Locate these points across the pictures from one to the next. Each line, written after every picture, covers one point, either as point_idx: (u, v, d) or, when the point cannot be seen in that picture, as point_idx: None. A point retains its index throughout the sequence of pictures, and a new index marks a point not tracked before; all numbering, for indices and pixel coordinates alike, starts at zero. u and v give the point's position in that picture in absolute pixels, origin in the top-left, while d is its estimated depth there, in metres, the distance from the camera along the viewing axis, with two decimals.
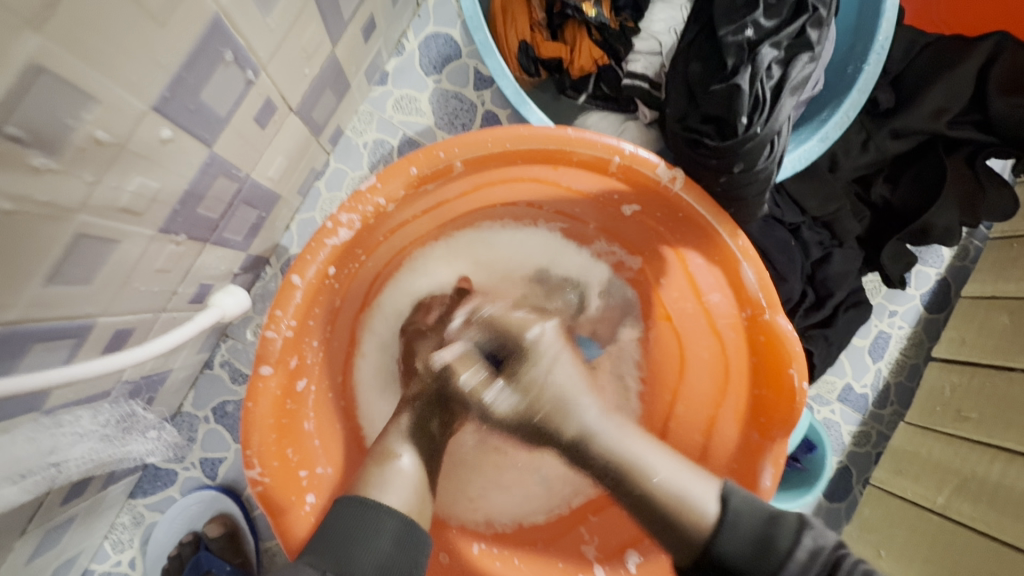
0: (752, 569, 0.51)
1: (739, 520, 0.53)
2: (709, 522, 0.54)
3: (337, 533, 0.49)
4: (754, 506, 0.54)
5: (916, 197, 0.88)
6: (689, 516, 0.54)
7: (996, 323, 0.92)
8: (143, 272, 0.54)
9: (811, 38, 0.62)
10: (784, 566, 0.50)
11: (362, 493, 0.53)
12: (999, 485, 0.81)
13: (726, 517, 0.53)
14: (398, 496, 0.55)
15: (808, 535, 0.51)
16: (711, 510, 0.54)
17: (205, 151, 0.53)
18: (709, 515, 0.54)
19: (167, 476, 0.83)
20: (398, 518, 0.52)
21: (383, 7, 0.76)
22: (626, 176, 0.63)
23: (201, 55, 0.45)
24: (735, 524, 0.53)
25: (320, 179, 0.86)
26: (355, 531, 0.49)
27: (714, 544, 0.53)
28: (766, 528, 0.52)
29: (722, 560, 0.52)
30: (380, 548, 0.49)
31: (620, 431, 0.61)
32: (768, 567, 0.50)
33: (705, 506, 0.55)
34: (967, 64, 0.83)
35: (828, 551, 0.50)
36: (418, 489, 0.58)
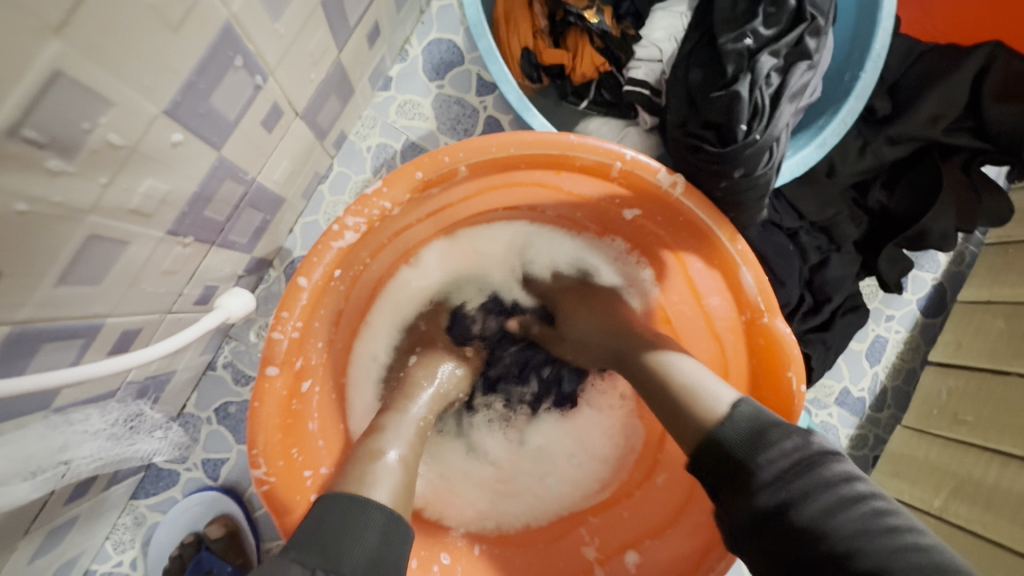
0: (745, 451, 0.51)
1: (739, 418, 0.53)
2: (713, 413, 0.54)
3: (325, 533, 0.47)
4: (759, 411, 0.53)
5: (912, 202, 0.90)
6: (700, 400, 0.56)
7: (991, 328, 0.93)
8: (150, 273, 0.55)
9: (810, 46, 0.63)
10: (771, 456, 0.49)
11: (348, 489, 0.52)
12: (995, 488, 0.81)
13: (730, 406, 0.54)
14: (383, 487, 0.53)
15: (805, 434, 0.50)
16: (718, 403, 0.55)
17: (213, 155, 0.53)
18: (714, 407, 0.54)
19: (170, 476, 0.83)
20: (386, 511, 0.50)
21: (388, 13, 0.77)
22: (628, 181, 0.64)
23: (212, 60, 0.45)
24: (736, 416, 0.53)
25: (324, 183, 0.87)
26: (342, 529, 0.48)
27: (715, 427, 0.53)
28: (763, 426, 0.51)
29: (719, 442, 0.52)
30: (367, 542, 0.48)
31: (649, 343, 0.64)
32: (758, 450, 0.50)
33: (717, 401, 0.55)
34: (962, 73, 0.85)
35: (816, 451, 0.49)
36: (408, 484, 0.56)
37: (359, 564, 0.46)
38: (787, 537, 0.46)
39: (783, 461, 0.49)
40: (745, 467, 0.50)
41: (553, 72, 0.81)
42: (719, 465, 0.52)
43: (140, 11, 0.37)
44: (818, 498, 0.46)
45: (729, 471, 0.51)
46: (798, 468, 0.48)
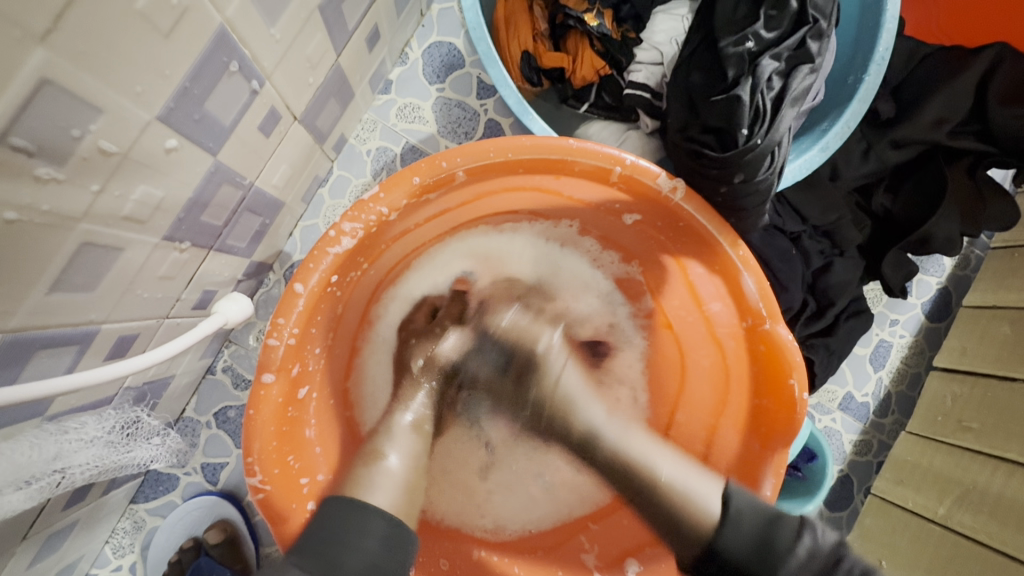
0: (751, 566, 0.55)
1: (741, 520, 0.57)
2: (712, 518, 0.58)
3: (329, 537, 0.52)
4: (757, 507, 0.58)
5: (916, 206, 0.89)
6: (695, 512, 0.59)
7: (997, 333, 0.92)
8: (146, 279, 0.55)
9: (811, 50, 0.62)
10: (784, 562, 0.54)
11: (350, 492, 0.57)
12: (1000, 496, 0.80)
13: (728, 513, 0.57)
14: (383, 493, 0.59)
15: (807, 533, 0.55)
16: (713, 508, 0.58)
17: (209, 160, 0.53)
18: (711, 514, 0.58)
19: (168, 481, 0.83)
20: (386, 518, 0.56)
21: (388, 16, 0.77)
22: (627, 186, 0.63)
23: (207, 65, 0.45)
24: (737, 522, 0.57)
25: (324, 187, 0.86)
26: (347, 532, 0.53)
27: (716, 541, 0.57)
28: (767, 526, 0.56)
29: (723, 557, 0.56)
30: (368, 547, 0.53)
31: (624, 431, 0.69)
32: (767, 564, 0.55)
33: (708, 503, 0.59)
34: (967, 75, 0.84)
35: (827, 550, 0.54)
36: (405, 489, 0.62)
37: (359, 568, 0.51)
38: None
39: (802, 569, 0.54)
40: None
41: (553, 75, 0.80)
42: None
43: (128, 16, 0.37)
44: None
45: None
46: (813, 573, 0.54)
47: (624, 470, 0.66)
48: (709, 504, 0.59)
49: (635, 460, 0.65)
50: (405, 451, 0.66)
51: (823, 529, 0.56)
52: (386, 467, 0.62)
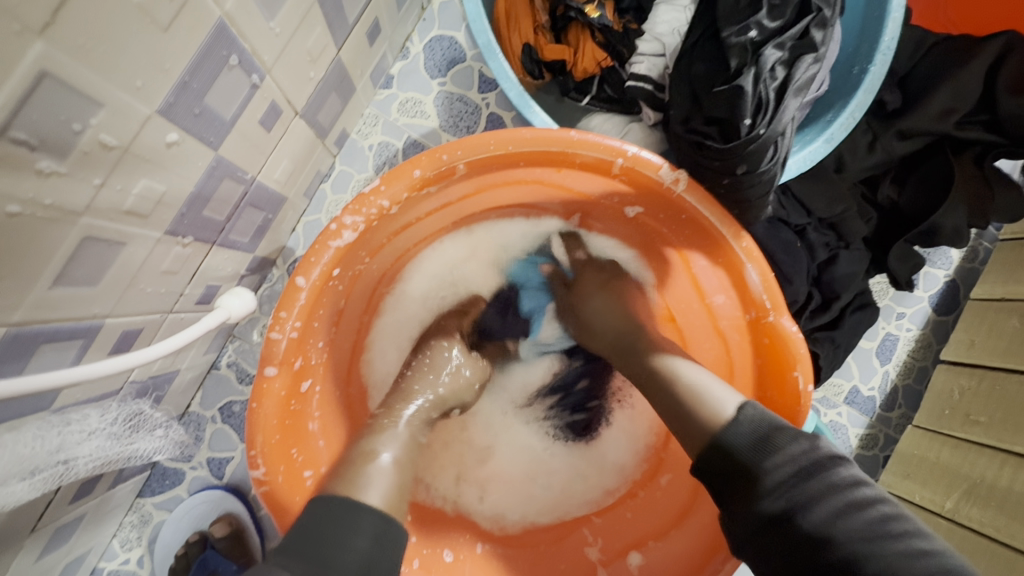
0: (750, 457, 0.53)
1: (746, 420, 0.55)
2: (722, 417, 0.56)
3: (313, 533, 0.47)
4: (767, 416, 0.55)
5: (923, 198, 0.88)
6: (707, 405, 0.58)
7: (1006, 326, 0.91)
8: (149, 274, 0.55)
9: (816, 39, 0.61)
10: (775, 459, 0.52)
11: (338, 493, 0.51)
12: (1010, 491, 0.80)
13: (735, 413, 0.56)
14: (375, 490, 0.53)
15: (807, 438, 0.52)
16: (726, 407, 0.57)
17: (210, 154, 0.53)
18: (723, 410, 0.57)
19: (175, 475, 0.84)
20: (376, 515, 0.51)
21: (389, 10, 0.76)
22: (629, 177, 0.63)
23: (206, 59, 0.45)
24: (742, 420, 0.55)
25: (326, 182, 0.87)
26: (331, 535, 0.47)
27: (722, 431, 0.55)
28: (769, 430, 0.54)
29: (726, 447, 0.55)
30: (358, 547, 0.48)
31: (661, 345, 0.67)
32: (764, 458, 0.52)
33: (722, 405, 0.57)
34: (975, 63, 0.82)
35: (822, 454, 0.51)
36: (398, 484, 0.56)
37: (352, 568, 0.46)
38: (793, 544, 0.48)
39: (792, 464, 0.51)
40: (751, 472, 0.52)
41: (554, 68, 0.79)
42: (728, 475, 0.54)
43: (127, 9, 0.37)
44: (809, 494, 0.49)
45: (736, 480, 0.53)
46: (805, 467, 0.50)
47: (657, 389, 0.63)
48: (720, 407, 0.57)
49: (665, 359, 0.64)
50: (399, 449, 0.59)
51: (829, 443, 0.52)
52: (379, 463, 0.56)
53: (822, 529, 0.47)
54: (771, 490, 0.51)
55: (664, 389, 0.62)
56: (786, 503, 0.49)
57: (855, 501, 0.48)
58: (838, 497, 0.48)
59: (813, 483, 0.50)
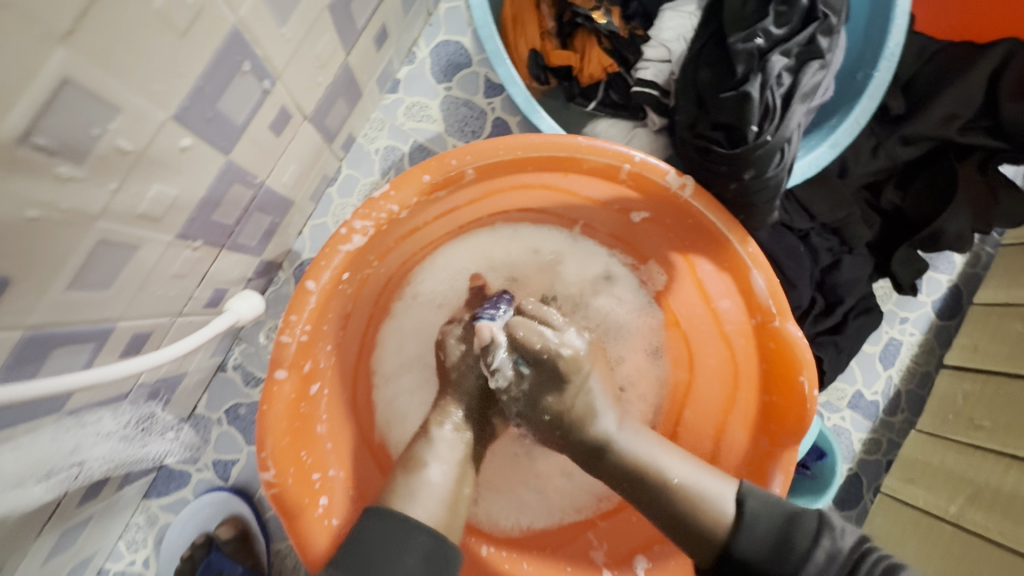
0: (775, 569, 0.52)
1: (756, 522, 0.54)
2: (726, 524, 0.55)
3: (373, 551, 0.51)
4: (772, 507, 0.55)
5: (927, 203, 0.88)
6: (709, 516, 0.56)
7: (1009, 331, 0.91)
8: (160, 277, 0.55)
9: (821, 46, 0.62)
10: (805, 566, 0.51)
11: (393, 506, 0.55)
12: (1014, 495, 0.79)
13: (744, 519, 0.55)
14: (423, 507, 0.56)
15: (827, 535, 0.52)
16: (728, 510, 0.56)
17: (222, 159, 0.54)
18: (727, 516, 0.56)
19: (181, 477, 0.84)
20: (426, 531, 0.53)
21: (396, 15, 0.77)
22: (636, 183, 0.63)
23: (220, 65, 0.46)
24: (753, 526, 0.54)
25: (333, 186, 0.87)
26: (381, 548, 0.51)
27: (734, 544, 0.54)
28: (785, 529, 0.53)
29: (744, 562, 0.54)
30: (407, 563, 0.51)
31: (637, 439, 0.64)
32: (789, 567, 0.52)
33: (722, 505, 0.57)
34: (978, 70, 0.83)
35: (847, 552, 0.51)
36: (447, 503, 0.58)
37: None
38: None
39: (825, 569, 0.51)
40: None
41: (561, 73, 0.80)
42: None
43: (146, 16, 0.37)
44: None
45: None
46: (845, 569, 0.50)
47: (645, 494, 0.61)
48: (723, 511, 0.56)
49: (651, 468, 0.61)
50: (447, 466, 0.62)
51: (842, 528, 0.53)
52: (427, 479, 0.59)
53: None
54: None
55: (653, 495, 0.60)
56: None
57: None
58: None
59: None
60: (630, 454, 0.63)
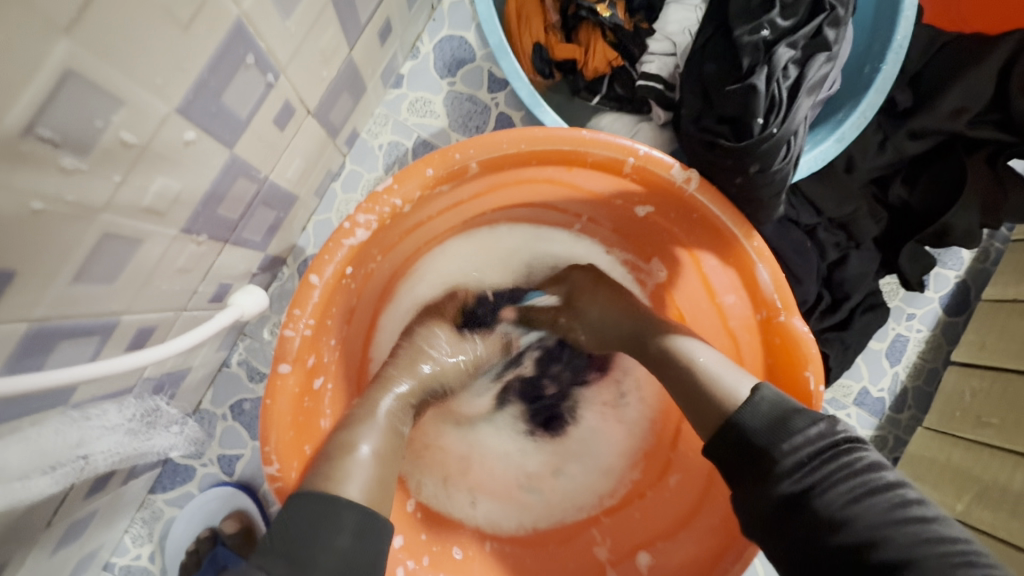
0: (767, 439, 0.52)
1: (762, 401, 0.54)
2: (734, 402, 0.56)
3: (298, 524, 0.47)
4: (783, 399, 0.54)
5: (936, 198, 0.87)
6: (722, 396, 0.57)
7: (1018, 328, 0.90)
8: (164, 271, 0.55)
9: (828, 37, 0.61)
10: (792, 441, 0.51)
11: (322, 488, 0.50)
12: (1022, 493, 0.79)
13: (753, 395, 0.54)
14: (358, 485, 0.52)
15: (823, 420, 0.52)
16: (740, 394, 0.56)
17: (226, 153, 0.54)
18: (737, 396, 0.56)
19: (186, 471, 0.84)
20: (358, 509, 0.49)
21: (400, 9, 0.77)
22: (641, 177, 0.63)
23: (223, 58, 0.46)
24: (759, 401, 0.54)
25: (336, 182, 0.87)
26: (315, 528, 0.47)
27: (736, 414, 0.54)
28: (788, 413, 0.53)
29: (739, 427, 0.54)
30: (339, 544, 0.47)
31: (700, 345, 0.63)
32: (780, 437, 0.52)
33: (736, 391, 0.57)
34: (988, 63, 0.82)
35: (838, 436, 0.51)
36: (378, 472, 0.54)
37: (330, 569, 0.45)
38: (806, 530, 0.48)
39: (807, 449, 0.51)
40: (766, 453, 0.52)
41: (565, 67, 0.79)
42: (740, 452, 0.53)
43: (149, 8, 0.37)
44: (827, 477, 0.49)
45: (749, 462, 0.53)
46: (819, 453, 0.50)
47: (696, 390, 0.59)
48: (736, 391, 0.57)
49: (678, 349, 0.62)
50: (380, 441, 0.57)
51: (845, 426, 0.52)
52: (359, 455, 0.54)
53: (837, 512, 0.47)
54: (787, 473, 0.50)
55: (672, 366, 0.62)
56: (806, 488, 0.49)
57: (870, 485, 0.48)
58: (860, 483, 0.48)
59: (830, 471, 0.49)
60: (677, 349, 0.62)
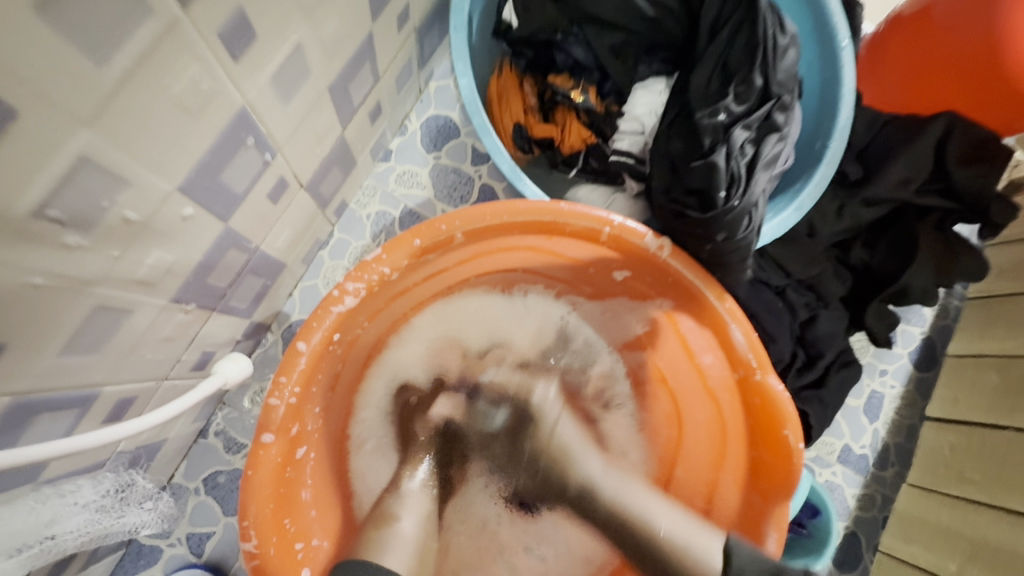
0: None
1: (745, 568, 0.57)
2: (715, 570, 0.58)
3: None
4: (759, 559, 0.57)
5: (892, 260, 0.93)
6: (693, 560, 0.60)
7: (986, 383, 0.94)
8: (150, 341, 0.56)
9: (778, 121, 0.69)
10: None
11: None
12: (1009, 551, 0.79)
13: (730, 566, 0.57)
14: None
15: (811, 572, 0.54)
16: (716, 560, 0.59)
17: (220, 226, 0.56)
18: (715, 566, 0.59)
19: (150, 553, 0.80)
20: None
21: (390, 93, 0.83)
22: (617, 245, 0.67)
23: (227, 140, 0.49)
24: (741, 569, 0.57)
25: (324, 249, 0.90)
26: None
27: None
28: (771, 574, 0.55)
29: None
30: None
31: (620, 481, 0.70)
32: None
33: (710, 558, 0.59)
34: (925, 138, 0.91)
35: None
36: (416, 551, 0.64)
37: None
38: None
39: None
40: None
41: (543, 143, 0.85)
42: None
43: (165, 101, 0.40)
44: None
45: None
46: None
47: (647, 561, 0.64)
48: (711, 558, 0.59)
49: (631, 509, 0.66)
50: (418, 521, 0.67)
51: (827, 572, 0.55)
52: (399, 530, 0.64)
53: None
54: None
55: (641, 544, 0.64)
56: None
57: None
58: None
59: None
60: (619, 502, 0.68)
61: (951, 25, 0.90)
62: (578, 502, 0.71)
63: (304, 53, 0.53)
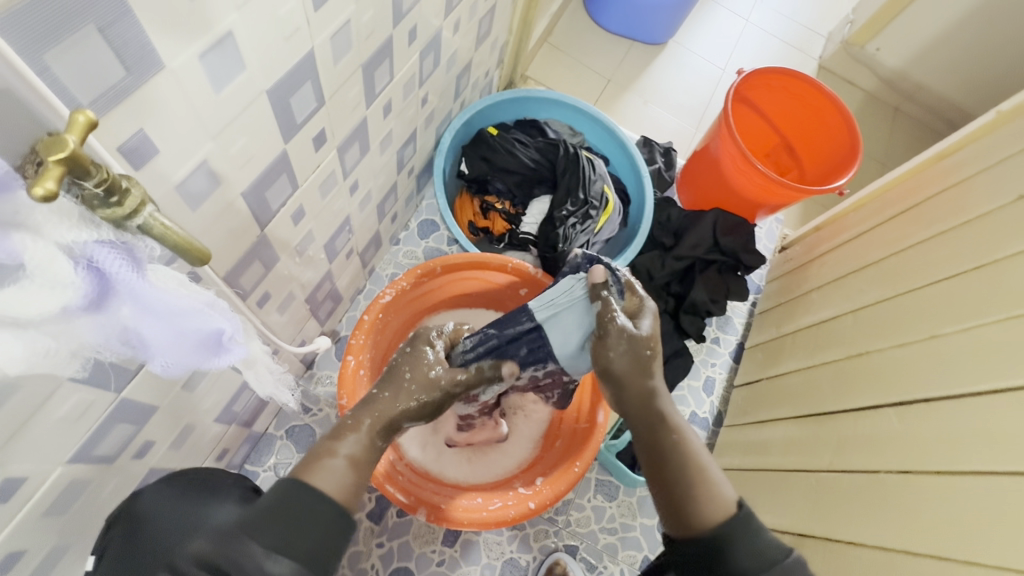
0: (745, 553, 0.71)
1: (750, 519, 0.75)
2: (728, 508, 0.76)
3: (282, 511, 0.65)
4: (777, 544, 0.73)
5: (690, 288, 1.63)
6: (718, 501, 0.77)
7: (755, 357, 1.60)
8: (293, 321, 1.18)
9: (591, 214, 1.44)
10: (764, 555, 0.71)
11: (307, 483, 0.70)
12: (756, 440, 1.37)
13: (741, 513, 0.75)
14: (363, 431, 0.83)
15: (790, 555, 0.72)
16: (733, 505, 0.77)
17: (328, 266, 1.21)
18: (731, 507, 0.76)
19: (253, 476, 1.34)
20: (334, 509, 0.69)
21: (403, 208, 1.54)
22: (518, 272, 1.33)
23: (342, 228, 1.17)
24: (748, 520, 0.74)
25: (362, 295, 1.55)
26: (296, 514, 0.66)
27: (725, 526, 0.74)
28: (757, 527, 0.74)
29: (727, 534, 0.73)
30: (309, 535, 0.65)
31: (678, 418, 0.88)
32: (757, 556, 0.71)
33: (729, 503, 0.77)
34: (700, 224, 1.65)
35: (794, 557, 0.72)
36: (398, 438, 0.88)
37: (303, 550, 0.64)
38: None
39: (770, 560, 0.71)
40: (727, 548, 0.72)
41: (485, 232, 1.56)
42: (709, 548, 0.72)
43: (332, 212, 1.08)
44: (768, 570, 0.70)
45: (715, 553, 0.72)
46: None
47: (660, 458, 0.83)
48: (728, 498, 0.78)
49: (694, 451, 0.84)
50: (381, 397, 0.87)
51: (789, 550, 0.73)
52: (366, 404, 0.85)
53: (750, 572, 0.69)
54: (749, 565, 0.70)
55: (665, 461, 0.83)
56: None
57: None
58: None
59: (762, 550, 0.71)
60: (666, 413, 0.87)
61: (714, 156, 1.68)
62: (640, 409, 0.87)
63: (372, 191, 1.23)
